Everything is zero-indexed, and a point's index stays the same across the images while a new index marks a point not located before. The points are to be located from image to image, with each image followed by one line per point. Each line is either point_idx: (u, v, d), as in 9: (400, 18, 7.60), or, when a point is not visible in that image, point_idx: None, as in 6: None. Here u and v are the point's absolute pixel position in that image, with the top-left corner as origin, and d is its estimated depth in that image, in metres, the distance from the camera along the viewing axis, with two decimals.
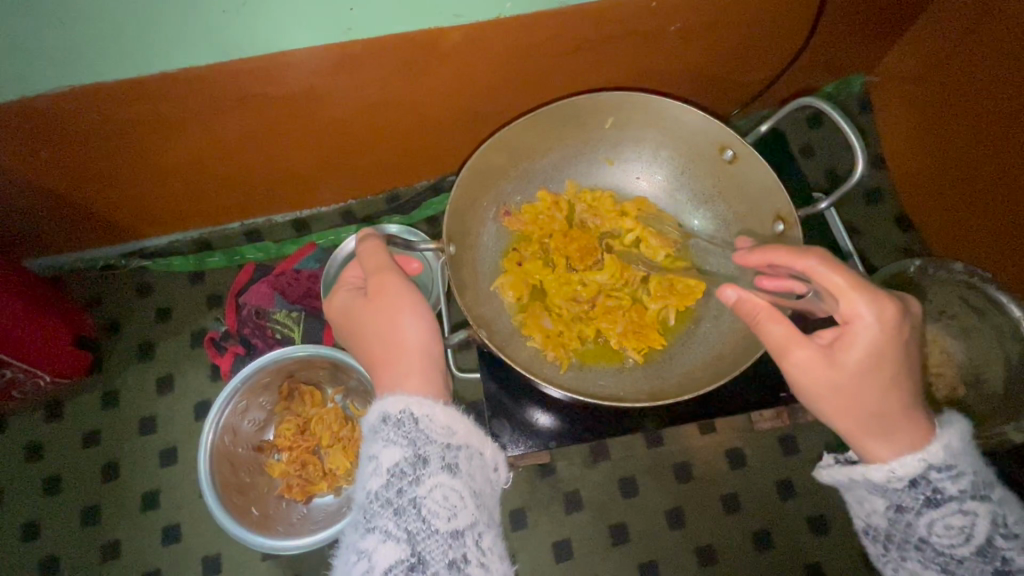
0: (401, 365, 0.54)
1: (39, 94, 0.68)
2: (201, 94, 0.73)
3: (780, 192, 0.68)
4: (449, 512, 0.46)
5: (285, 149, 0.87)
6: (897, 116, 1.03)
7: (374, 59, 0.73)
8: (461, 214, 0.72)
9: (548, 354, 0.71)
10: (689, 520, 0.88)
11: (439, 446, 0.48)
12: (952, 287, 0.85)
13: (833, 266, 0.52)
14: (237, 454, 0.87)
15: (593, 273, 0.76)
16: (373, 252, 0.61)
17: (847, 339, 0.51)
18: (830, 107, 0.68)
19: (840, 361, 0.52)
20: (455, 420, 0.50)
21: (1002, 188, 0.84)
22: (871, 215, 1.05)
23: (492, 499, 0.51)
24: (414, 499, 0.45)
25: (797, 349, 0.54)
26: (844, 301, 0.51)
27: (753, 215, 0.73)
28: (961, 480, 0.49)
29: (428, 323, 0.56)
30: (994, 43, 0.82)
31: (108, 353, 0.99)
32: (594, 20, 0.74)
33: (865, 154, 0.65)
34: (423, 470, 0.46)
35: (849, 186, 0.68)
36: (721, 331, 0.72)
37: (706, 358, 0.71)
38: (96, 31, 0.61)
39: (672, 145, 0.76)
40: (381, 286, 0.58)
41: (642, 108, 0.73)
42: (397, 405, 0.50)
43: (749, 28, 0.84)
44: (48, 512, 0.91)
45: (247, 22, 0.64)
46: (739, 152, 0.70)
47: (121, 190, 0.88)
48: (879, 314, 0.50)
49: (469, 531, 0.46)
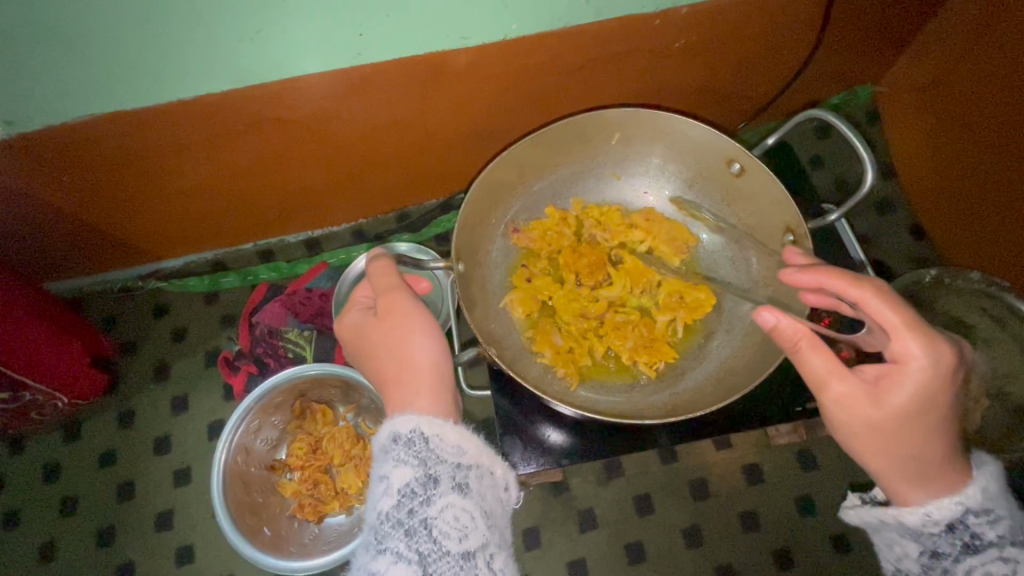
0: (413, 384, 0.54)
1: (65, 122, 0.71)
2: (217, 121, 0.75)
3: (789, 203, 0.67)
4: (460, 533, 0.46)
5: (295, 169, 0.88)
6: (906, 126, 1.02)
7: (384, 82, 0.75)
8: (471, 231, 0.73)
9: (559, 370, 0.71)
10: (706, 539, 0.86)
11: (449, 466, 0.48)
12: (969, 298, 0.86)
13: (891, 302, 0.52)
14: (250, 473, 0.88)
15: (603, 288, 0.76)
16: (386, 270, 0.62)
17: (894, 380, 0.52)
18: (840, 120, 0.66)
19: (885, 401, 0.52)
20: (466, 438, 0.50)
21: (1015, 193, 0.83)
22: (885, 224, 1.03)
23: (503, 518, 0.51)
24: (425, 519, 0.46)
25: (838, 383, 0.54)
26: (895, 339, 0.51)
27: (764, 227, 0.72)
28: (999, 525, 0.51)
29: (438, 342, 0.57)
30: (1006, 51, 0.82)
31: (125, 374, 1.00)
32: (598, 38, 0.76)
33: (876, 164, 0.64)
34: (434, 490, 0.47)
35: (860, 197, 0.67)
36: (733, 345, 0.71)
37: (718, 372, 0.70)
38: (119, 62, 0.64)
39: (679, 160, 0.76)
40: (391, 304, 0.58)
41: (648, 122, 0.73)
42: (408, 425, 0.49)
43: (754, 41, 0.84)
44: (64, 533, 0.92)
45: (261, 50, 0.66)
46: (746, 165, 0.70)
47: (136, 214, 0.90)
48: (931, 356, 0.50)
49: (480, 552, 0.47)
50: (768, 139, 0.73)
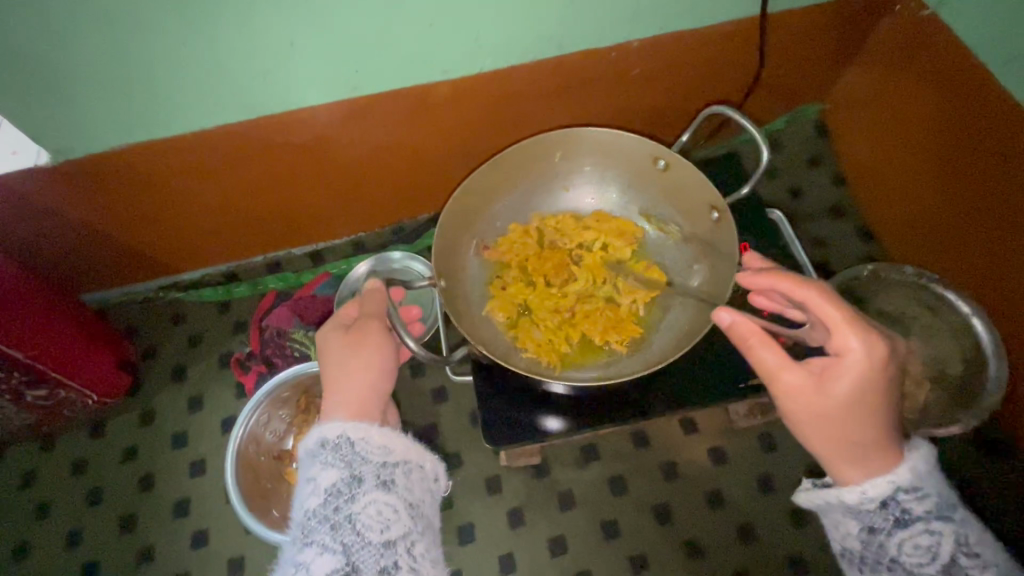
0: (355, 395, 0.66)
1: (104, 150, 0.83)
2: (233, 147, 0.87)
3: (708, 185, 0.80)
4: (381, 525, 0.57)
5: (298, 188, 1.00)
6: (852, 137, 1.12)
7: (378, 110, 0.87)
8: (445, 253, 0.84)
9: (542, 359, 0.80)
10: (676, 515, 0.94)
11: (373, 466, 0.60)
12: (907, 289, 0.95)
13: (832, 300, 0.56)
14: (259, 462, 0.97)
15: (568, 284, 0.86)
16: (376, 299, 0.75)
17: (837, 371, 0.56)
18: (734, 111, 0.82)
19: (828, 391, 0.56)
20: (388, 443, 0.62)
21: (956, 189, 0.92)
22: (838, 228, 1.13)
23: (426, 509, 0.63)
24: (349, 514, 0.57)
25: (787, 374, 0.58)
26: (837, 334, 0.55)
27: (696, 210, 0.84)
28: (926, 501, 0.56)
29: (386, 366, 0.70)
30: (931, 65, 0.92)
31: (145, 377, 1.10)
32: (562, 68, 0.88)
33: (766, 140, 0.80)
34: (357, 489, 0.58)
35: (763, 166, 0.82)
36: (689, 312, 0.82)
37: (676, 338, 0.80)
38: (154, 97, 0.77)
39: (615, 165, 0.88)
40: (364, 327, 0.71)
41: (581, 138, 0.85)
42: (336, 432, 0.61)
43: (702, 68, 0.96)
44: (90, 521, 1.00)
45: (273, 84, 0.79)
46: (670, 161, 0.83)
47: (158, 232, 1.01)
48: (867, 350, 0.54)
49: (401, 540, 0.57)
50: (681, 137, 0.88)
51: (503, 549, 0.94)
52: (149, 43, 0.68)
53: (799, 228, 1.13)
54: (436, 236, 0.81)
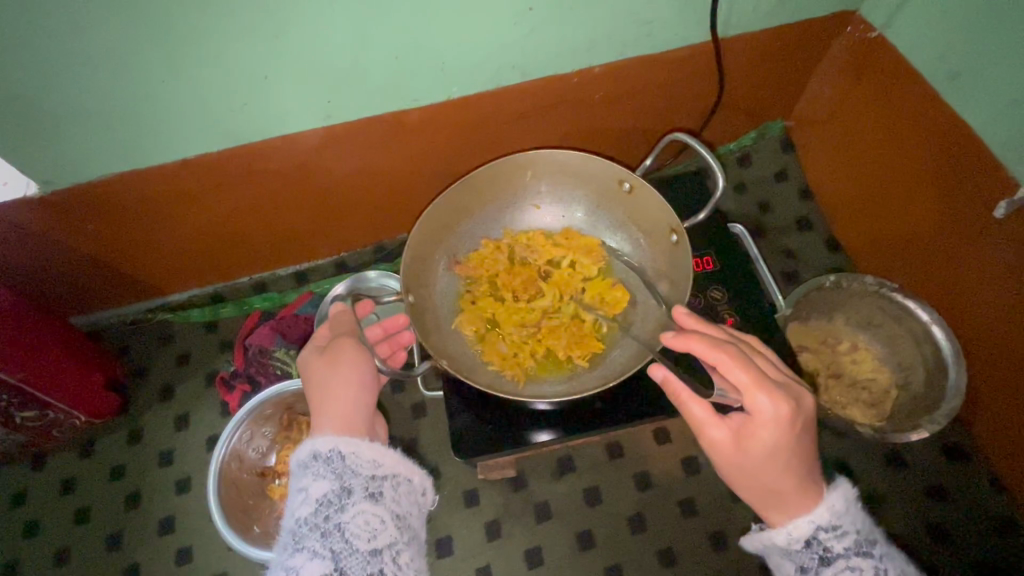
0: (337, 409, 0.68)
1: (89, 181, 0.87)
2: (215, 176, 0.91)
3: (668, 209, 0.82)
4: (369, 534, 0.59)
5: (278, 212, 1.03)
6: (815, 152, 1.16)
7: (351, 137, 0.91)
8: (416, 267, 0.87)
9: (507, 373, 0.83)
10: (649, 525, 0.96)
11: (362, 478, 0.62)
12: (869, 298, 0.98)
13: (741, 363, 0.61)
14: (242, 478, 1.00)
15: (535, 300, 0.89)
16: (344, 319, 0.78)
17: (750, 430, 0.61)
18: (694, 139, 0.85)
19: (745, 448, 0.61)
20: (378, 456, 0.65)
21: (921, 203, 0.96)
22: (805, 240, 1.16)
23: (413, 521, 0.65)
24: (339, 523, 0.59)
25: (712, 430, 0.64)
26: (747, 396, 0.60)
27: (657, 231, 0.87)
28: (845, 539, 0.59)
29: (365, 378, 0.71)
30: (891, 86, 0.96)
31: (134, 397, 1.13)
32: (527, 94, 0.92)
33: (721, 167, 0.83)
34: (347, 499, 0.60)
35: (719, 192, 0.86)
36: (649, 329, 0.84)
37: (637, 353, 0.83)
38: (137, 130, 0.81)
39: (583, 186, 0.92)
40: (338, 343, 0.73)
41: (549, 160, 0.89)
42: (327, 445, 0.64)
43: (663, 89, 1.00)
44: (78, 539, 1.03)
45: (250, 115, 0.83)
46: (633, 183, 0.86)
47: (145, 257, 1.05)
48: (775, 409, 0.59)
49: (387, 549, 0.60)
50: (645, 160, 0.95)
51: (480, 560, 0.95)
52: (130, 79, 0.73)
53: (768, 241, 1.16)
54: (407, 250, 0.84)
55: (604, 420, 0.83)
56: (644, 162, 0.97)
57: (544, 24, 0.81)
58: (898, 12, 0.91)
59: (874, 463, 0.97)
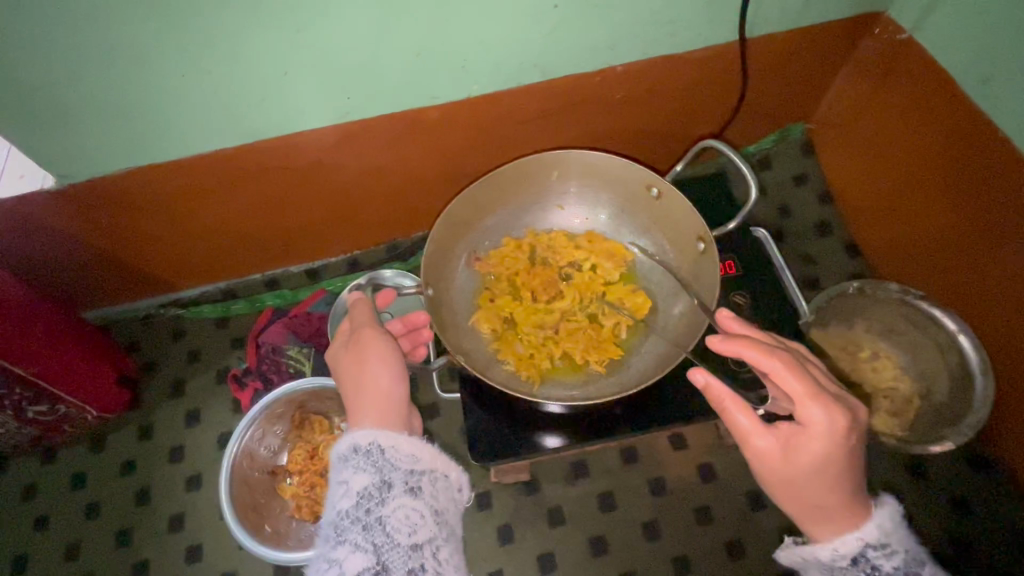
0: (369, 403, 0.67)
1: (105, 174, 0.86)
2: (232, 172, 0.91)
3: (696, 218, 0.80)
4: (410, 528, 0.58)
5: (293, 209, 1.02)
6: (838, 156, 1.14)
7: (368, 134, 0.90)
8: (437, 262, 0.86)
9: (522, 373, 0.82)
10: (665, 532, 0.95)
11: (402, 472, 0.61)
12: (892, 307, 0.97)
13: (795, 372, 0.58)
14: (253, 477, 0.99)
15: (555, 302, 0.87)
16: (363, 308, 0.76)
17: (801, 441, 0.58)
18: (724, 144, 0.81)
19: (793, 460, 0.59)
20: (418, 450, 0.63)
21: (948, 208, 0.94)
22: (825, 245, 1.14)
23: (452, 515, 0.64)
24: (380, 517, 0.58)
25: (757, 439, 0.61)
26: (801, 407, 0.57)
27: (683, 240, 0.85)
28: (894, 558, 0.58)
29: (395, 371, 0.70)
30: (926, 87, 0.93)
31: (144, 392, 1.12)
32: (549, 93, 0.91)
33: (754, 176, 0.80)
34: (388, 493, 0.59)
35: (748, 208, 0.82)
36: (667, 340, 0.83)
37: (656, 363, 0.82)
38: (154, 125, 0.80)
39: (609, 190, 0.90)
40: (363, 338, 0.72)
41: (576, 161, 0.87)
42: (366, 438, 0.62)
43: (685, 90, 0.98)
44: (88, 534, 1.02)
45: (268, 111, 0.82)
46: (661, 189, 0.84)
47: (159, 251, 1.04)
48: (831, 422, 0.57)
49: (427, 544, 0.59)
50: (676, 166, 0.91)
51: (492, 565, 0.94)
52: (149, 73, 0.72)
53: (787, 245, 1.15)
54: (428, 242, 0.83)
55: (623, 425, 0.82)
56: (674, 168, 0.94)
57: (566, 23, 0.80)
58: (928, 14, 0.89)
59: (894, 474, 0.95)
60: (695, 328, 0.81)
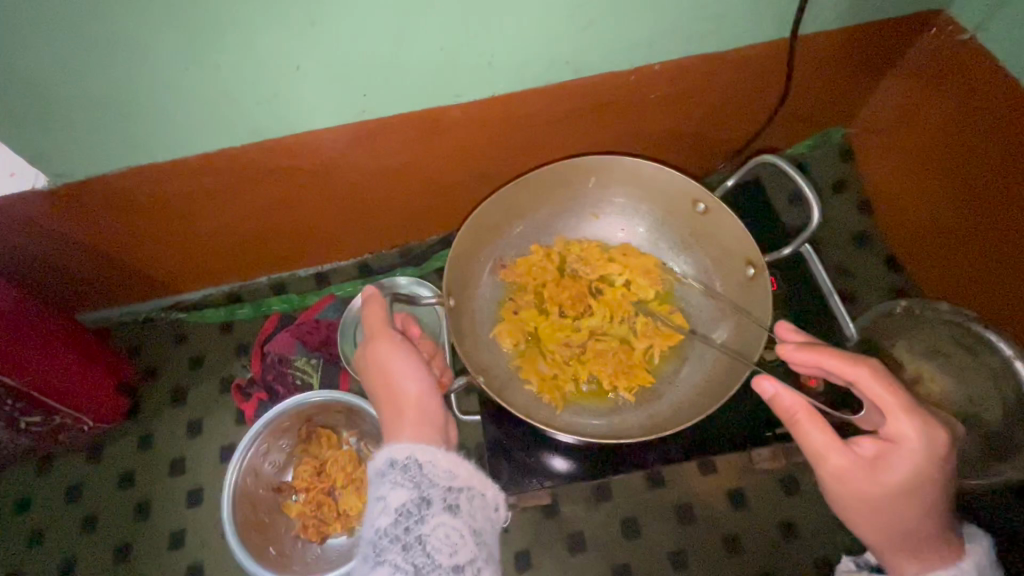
0: (403, 415, 0.62)
1: (103, 173, 0.80)
2: (238, 173, 0.85)
3: (747, 240, 0.74)
4: (450, 548, 0.53)
5: (303, 211, 0.96)
6: (881, 162, 1.07)
7: (386, 134, 0.84)
8: (461, 270, 0.80)
9: (544, 397, 0.77)
10: (692, 563, 0.89)
11: (440, 488, 0.56)
12: (937, 326, 0.90)
13: (887, 381, 0.54)
14: (258, 494, 0.94)
15: (584, 319, 0.81)
16: (376, 308, 0.69)
17: (892, 457, 0.54)
18: (785, 161, 0.72)
19: (881, 479, 0.54)
20: (456, 465, 0.58)
21: (1001, 222, 0.87)
22: (863, 257, 1.08)
23: (492, 536, 0.58)
24: (419, 536, 0.53)
25: (835, 456, 0.56)
26: (892, 420, 0.54)
27: (728, 260, 0.79)
28: None
29: (422, 379, 0.65)
30: (986, 90, 0.86)
31: (143, 400, 1.07)
32: (580, 92, 0.84)
33: (820, 202, 0.69)
34: (426, 510, 0.54)
35: (809, 235, 0.72)
36: (704, 370, 0.78)
37: (692, 393, 0.77)
38: (155, 122, 0.74)
39: (650, 201, 0.84)
40: (384, 346, 0.67)
41: (619, 168, 0.80)
42: (403, 452, 0.57)
43: (724, 91, 0.92)
44: (84, 550, 0.97)
45: (278, 108, 0.76)
46: (709, 206, 0.77)
47: (161, 252, 0.98)
48: (927, 437, 0.53)
49: (469, 565, 0.53)
50: (727, 181, 0.81)
51: None
52: (151, 66, 0.66)
53: (823, 257, 1.08)
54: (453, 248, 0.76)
55: (652, 454, 0.77)
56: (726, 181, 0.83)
57: (604, 17, 0.73)
58: (994, 12, 0.82)
59: None
60: (737, 358, 0.75)
